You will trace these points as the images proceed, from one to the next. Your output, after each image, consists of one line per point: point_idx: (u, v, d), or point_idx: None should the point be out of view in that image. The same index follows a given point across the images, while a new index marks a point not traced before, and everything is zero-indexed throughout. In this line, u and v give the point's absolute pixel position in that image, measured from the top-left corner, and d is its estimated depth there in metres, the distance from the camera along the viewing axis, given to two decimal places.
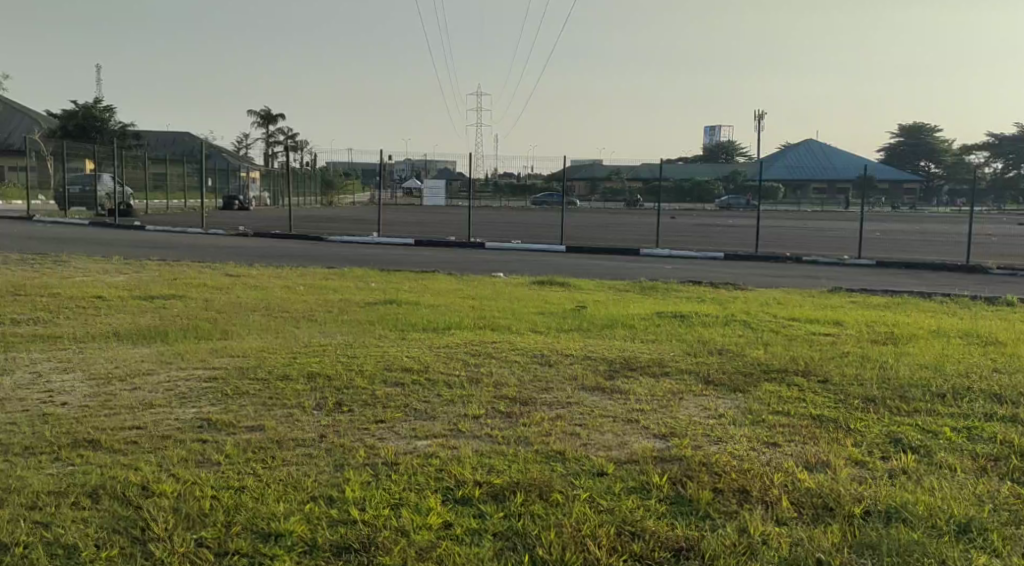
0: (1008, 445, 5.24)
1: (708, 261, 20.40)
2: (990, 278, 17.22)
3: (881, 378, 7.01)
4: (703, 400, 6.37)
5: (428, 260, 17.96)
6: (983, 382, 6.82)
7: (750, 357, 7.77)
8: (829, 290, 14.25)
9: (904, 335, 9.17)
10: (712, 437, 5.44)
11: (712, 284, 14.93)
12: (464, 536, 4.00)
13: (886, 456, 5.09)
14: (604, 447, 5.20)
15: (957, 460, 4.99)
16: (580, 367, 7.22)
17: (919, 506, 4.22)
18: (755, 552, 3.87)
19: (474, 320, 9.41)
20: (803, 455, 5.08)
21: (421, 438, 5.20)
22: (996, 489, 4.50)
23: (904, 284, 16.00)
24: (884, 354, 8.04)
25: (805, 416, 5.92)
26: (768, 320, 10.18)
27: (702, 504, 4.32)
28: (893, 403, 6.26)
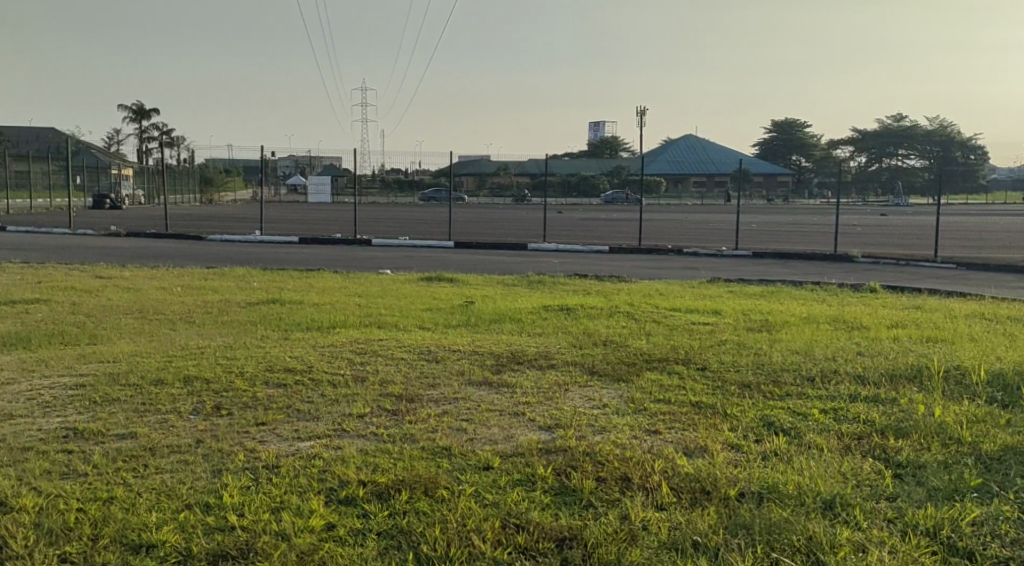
0: (871, 424, 5.55)
1: (592, 255, 20.74)
2: (855, 266, 18.17)
3: (755, 363, 7.31)
4: (588, 390, 6.50)
5: (312, 258, 17.66)
6: (849, 365, 7.19)
7: (633, 348, 7.98)
8: (708, 281, 14.73)
9: (777, 323, 9.58)
10: (596, 426, 5.56)
11: (597, 277, 15.21)
12: (347, 537, 3.97)
13: (759, 439, 5.31)
14: (491, 441, 5.25)
15: (824, 440, 5.25)
16: (467, 362, 7.25)
17: (789, 486, 4.42)
18: (635, 537, 3.96)
19: (361, 318, 9.34)
20: (682, 442, 5.25)
21: (303, 439, 5.13)
22: (860, 466, 4.75)
23: (778, 273, 16.66)
24: (758, 340, 8.40)
25: (685, 403, 6.12)
26: (650, 311, 10.48)
27: (586, 494, 4.41)
28: (767, 387, 6.53)
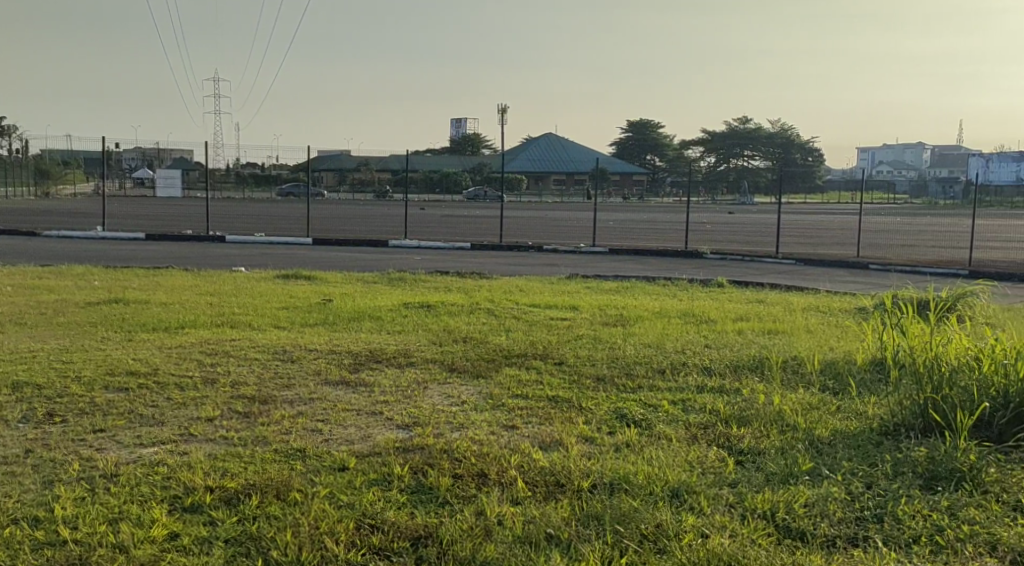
0: (716, 414, 5.79)
1: (452, 252, 20.75)
2: (705, 262, 18.95)
3: (610, 357, 7.51)
4: (446, 387, 6.50)
5: (159, 255, 16.90)
6: (697, 357, 7.49)
7: (492, 344, 8.04)
8: (566, 277, 15.02)
9: (631, 317, 9.86)
10: (454, 423, 5.57)
11: (458, 273, 15.23)
12: (192, 546, 3.82)
13: (612, 431, 5.46)
14: (346, 441, 5.17)
15: (673, 430, 5.44)
16: (324, 361, 7.12)
17: (639, 476, 4.56)
18: (490, 533, 3.98)
19: (212, 317, 9.01)
20: (539, 436, 5.33)
21: (147, 445, 4.90)
22: (705, 454, 4.95)
23: (632, 269, 17.16)
24: (614, 335, 8.63)
25: (542, 398, 6.21)
26: (510, 307, 10.60)
27: (442, 492, 4.41)
28: (620, 381, 6.72)
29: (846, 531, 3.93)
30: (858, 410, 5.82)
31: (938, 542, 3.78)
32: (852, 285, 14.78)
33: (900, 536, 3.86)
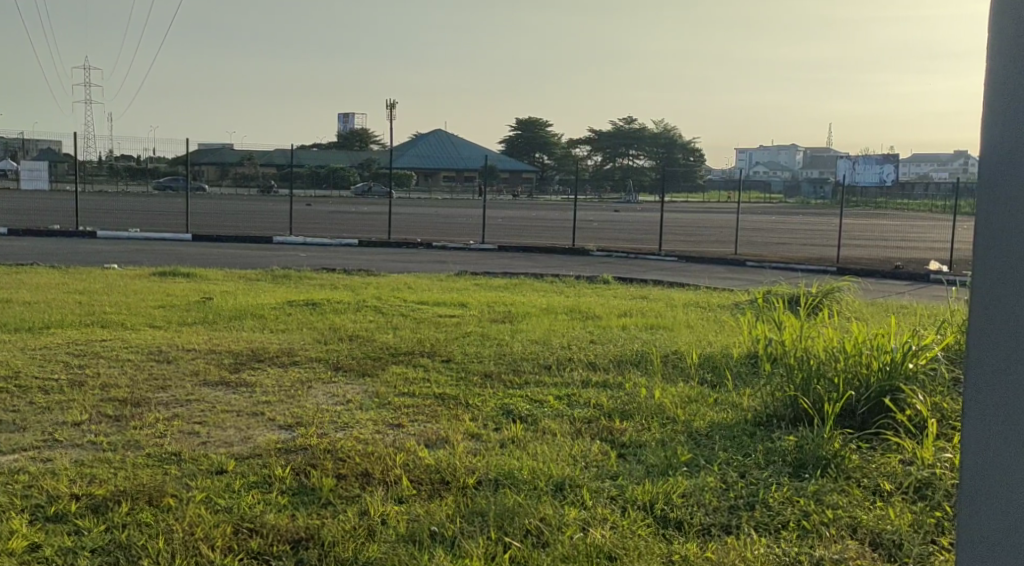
0: (600, 408, 5.88)
1: (339, 249, 20.44)
2: (591, 259, 19.28)
3: (497, 354, 7.53)
4: (331, 387, 6.39)
5: (23, 253, 16.00)
6: (582, 353, 7.59)
7: (379, 342, 7.94)
8: (454, 274, 15.01)
9: (519, 314, 9.92)
10: (338, 423, 5.47)
11: (344, 271, 15.00)
12: (54, 557, 3.62)
13: (498, 427, 5.48)
14: (225, 444, 5.01)
15: (557, 425, 5.50)
16: (202, 361, 6.88)
17: (524, 471, 4.59)
18: (373, 533, 3.92)
19: (81, 317, 8.60)
20: (424, 434, 5.30)
21: (7, 453, 4.63)
22: (588, 448, 5.03)
23: (520, 266, 17.27)
24: (501, 331, 8.66)
25: (429, 396, 6.17)
26: (397, 305, 10.50)
27: (325, 492, 4.33)
28: (507, 377, 6.75)
29: (720, 520, 4.05)
30: (734, 402, 6.02)
31: (805, 526, 3.94)
32: (730, 282, 15.28)
33: (770, 522, 4.01)
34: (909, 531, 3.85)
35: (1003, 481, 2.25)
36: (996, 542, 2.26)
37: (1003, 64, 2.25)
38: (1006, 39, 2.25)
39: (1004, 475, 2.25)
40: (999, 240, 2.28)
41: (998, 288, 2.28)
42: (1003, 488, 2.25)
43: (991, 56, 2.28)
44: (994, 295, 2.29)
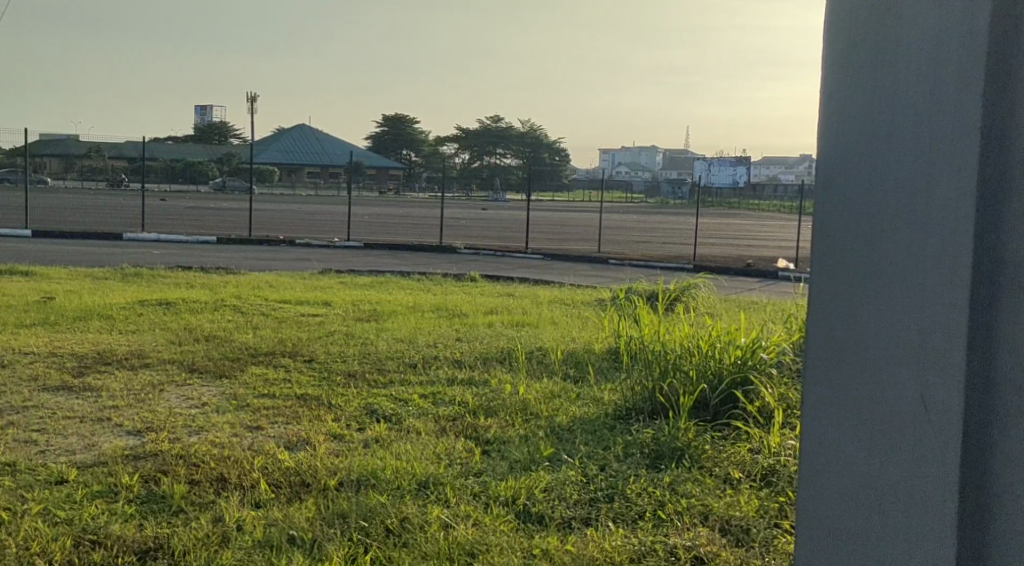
0: (465, 405, 5.88)
1: (197, 246, 19.67)
2: (458, 257, 19.29)
3: (361, 353, 7.42)
4: (186, 389, 6.14)
5: None
6: (448, 350, 7.58)
7: (237, 342, 7.69)
8: (318, 272, 14.70)
9: (384, 312, 9.81)
10: (193, 427, 5.26)
11: (202, 269, 14.45)
12: None
13: (362, 427, 5.39)
14: (67, 452, 4.73)
15: (422, 423, 5.46)
16: (41, 366, 6.47)
17: (387, 471, 4.52)
18: (227, 539, 3.79)
19: None
20: (285, 435, 5.16)
21: None
22: (453, 446, 5.02)
23: (386, 264, 17.08)
24: (366, 330, 8.53)
25: (290, 396, 6.02)
26: (257, 304, 10.19)
27: (176, 499, 4.15)
28: (372, 376, 6.66)
29: (580, 513, 4.11)
30: (595, 396, 6.14)
31: (659, 516, 4.04)
32: (593, 279, 15.57)
33: (627, 513, 4.10)
34: (754, 517, 4.01)
35: (836, 461, 2.43)
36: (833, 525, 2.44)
37: (837, 74, 2.43)
38: (841, 47, 2.42)
39: (837, 456, 2.42)
40: (833, 238, 2.47)
41: (834, 283, 2.46)
42: (835, 468, 2.43)
43: (827, 65, 2.46)
44: (832, 289, 2.47)
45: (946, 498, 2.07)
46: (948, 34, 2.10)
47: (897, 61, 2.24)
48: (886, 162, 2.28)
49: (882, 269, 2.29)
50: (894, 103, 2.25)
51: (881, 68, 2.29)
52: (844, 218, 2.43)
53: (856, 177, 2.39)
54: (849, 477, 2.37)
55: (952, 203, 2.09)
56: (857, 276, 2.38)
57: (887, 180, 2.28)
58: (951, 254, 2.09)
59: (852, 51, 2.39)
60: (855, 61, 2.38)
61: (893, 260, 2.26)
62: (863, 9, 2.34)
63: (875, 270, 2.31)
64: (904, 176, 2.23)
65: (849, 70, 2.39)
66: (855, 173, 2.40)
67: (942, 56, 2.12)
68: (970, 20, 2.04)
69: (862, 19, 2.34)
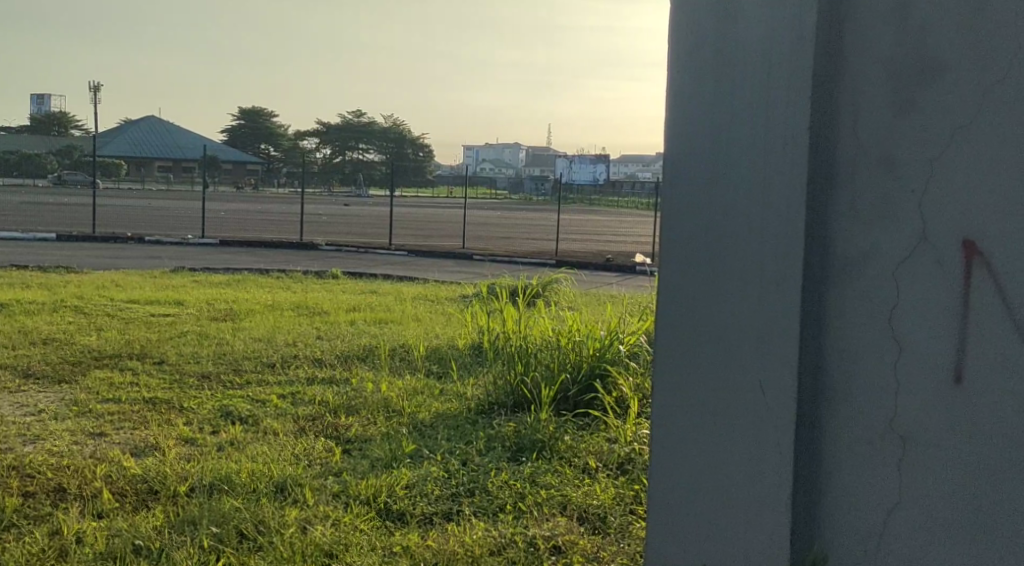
0: (324, 404, 5.76)
1: (33, 245, 18.42)
2: (320, 254, 18.87)
3: (216, 353, 7.16)
4: (21, 396, 5.75)
5: None
6: (309, 349, 7.41)
7: (79, 345, 7.26)
8: (169, 270, 14.05)
9: (241, 311, 9.50)
10: (28, 436, 4.93)
11: (38, 268, 13.54)
12: None
13: (215, 430, 5.20)
14: None
15: (279, 424, 5.31)
16: None
17: (241, 474, 4.37)
18: (65, 553, 3.57)
19: None
20: (131, 441, 4.92)
21: None
22: (312, 446, 4.91)
23: (242, 262, 16.52)
24: (222, 330, 8.23)
25: (137, 401, 5.74)
26: (101, 304, 9.66)
27: (9, 513, 3.89)
28: (227, 377, 6.43)
29: (441, 508, 4.10)
30: (458, 391, 6.14)
31: (519, 508, 4.08)
32: (457, 275, 15.58)
33: (488, 506, 4.11)
34: (611, 505, 4.10)
35: (681, 437, 2.71)
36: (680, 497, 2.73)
37: (683, 76, 2.64)
38: (682, 53, 2.66)
39: (682, 432, 2.71)
40: (680, 233, 2.68)
41: (681, 275, 2.68)
42: (681, 445, 2.72)
43: (671, 68, 2.67)
44: (679, 281, 2.69)
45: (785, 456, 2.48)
46: (780, 44, 2.46)
47: (738, 64, 2.54)
48: (730, 158, 2.57)
49: (730, 256, 2.58)
50: (737, 105, 2.54)
51: (725, 71, 2.56)
52: (691, 213, 2.65)
53: (699, 170, 2.64)
54: (703, 453, 2.66)
55: (788, 196, 2.46)
56: (701, 264, 2.64)
57: (729, 177, 2.57)
58: (786, 246, 2.48)
59: (692, 54, 2.63)
60: (695, 62, 2.63)
61: (737, 247, 2.57)
62: (703, 13, 2.59)
63: (721, 258, 2.60)
64: (743, 172, 2.55)
65: (693, 73, 2.62)
66: (701, 167, 2.63)
67: (775, 62, 2.47)
68: (801, 32, 2.42)
69: (702, 25, 2.60)
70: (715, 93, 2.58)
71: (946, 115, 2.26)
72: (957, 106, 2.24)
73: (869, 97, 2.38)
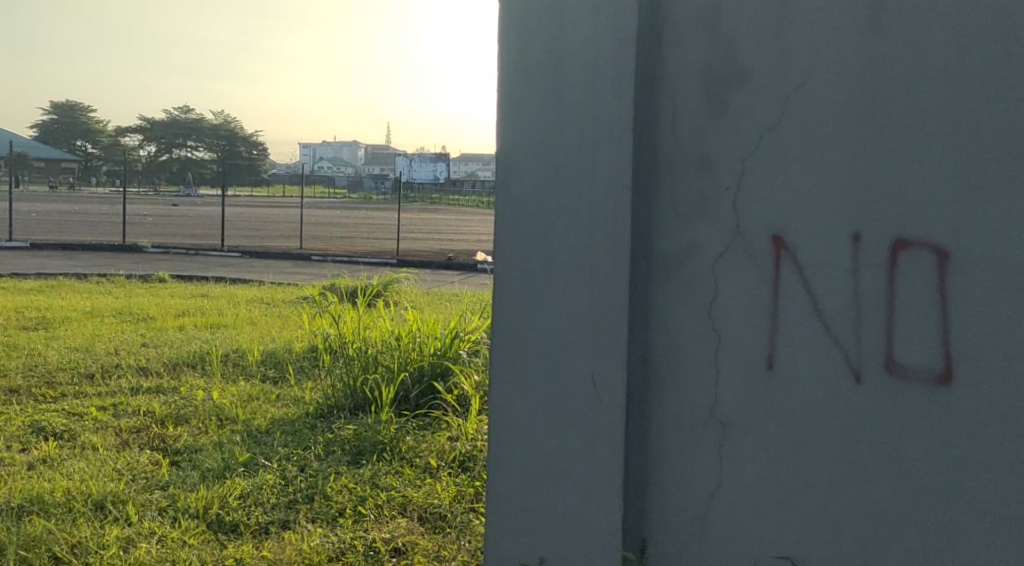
0: (150, 415, 5.46)
1: None
2: (145, 257, 17.93)
3: (26, 365, 6.65)
4: None
5: None
6: (132, 357, 7.01)
7: None
8: None
9: (55, 319, 8.88)
10: None
11: None
12: None
13: (25, 449, 4.83)
14: None
15: (99, 438, 5.00)
16: None
17: (55, 494, 4.08)
18: None
19: None
20: None
21: None
22: (136, 460, 4.64)
23: (59, 266, 15.46)
24: (33, 340, 7.66)
25: None
26: None
27: None
28: (39, 390, 5.99)
29: (278, 517, 3.97)
30: (295, 395, 5.97)
31: (359, 511, 4.01)
32: (294, 277, 15.19)
33: (326, 512, 4.02)
34: (451, 503, 4.10)
35: (518, 432, 2.75)
36: (519, 494, 2.76)
37: (511, 74, 2.67)
38: (512, 52, 2.68)
39: (519, 426, 2.75)
40: (513, 228, 2.72)
41: (514, 273, 2.72)
42: (518, 440, 2.75)
43: (501, 69, 2.71)
44: (512, 275, 2.73)
45: (616, 444, 2.56)
46: (604, 45, 2.52)
47: (564, 63, 2.59)
48: (559, 157, 2.62)
49: (559, 254, 2.63)
50: (564, 103, 2.60)
51: (552, 71, 2.61)
52: (522, 210, 2.69)
53: (531, 170, 2.67)
54: (539, 447, 2.70)
55: (615, 194, 2.53)
56: (535, 262, 2.68)
57: (560, 176, 2.62)
58: (613, 242, 2.54)
59: (522, 53, 2.66)
60: (526, 61, 2.66)
61: (567, 245, 2.62)
62: (532, 15, 2.64)
63: (553, 255, 2.64)
64: (574, 170, 2.60)
65: (522, 73, 2.67)
66: (532, 166, 2.67)
67: (600, 64, 2.54)
68: (623, 32, 2.50)
69: (532, 25, 2.64)
70: (545, 92, 2.63)
71: (754, 116, 2.39)
72: (764, 108, 2.37)
73: (689, 98, 2.50)
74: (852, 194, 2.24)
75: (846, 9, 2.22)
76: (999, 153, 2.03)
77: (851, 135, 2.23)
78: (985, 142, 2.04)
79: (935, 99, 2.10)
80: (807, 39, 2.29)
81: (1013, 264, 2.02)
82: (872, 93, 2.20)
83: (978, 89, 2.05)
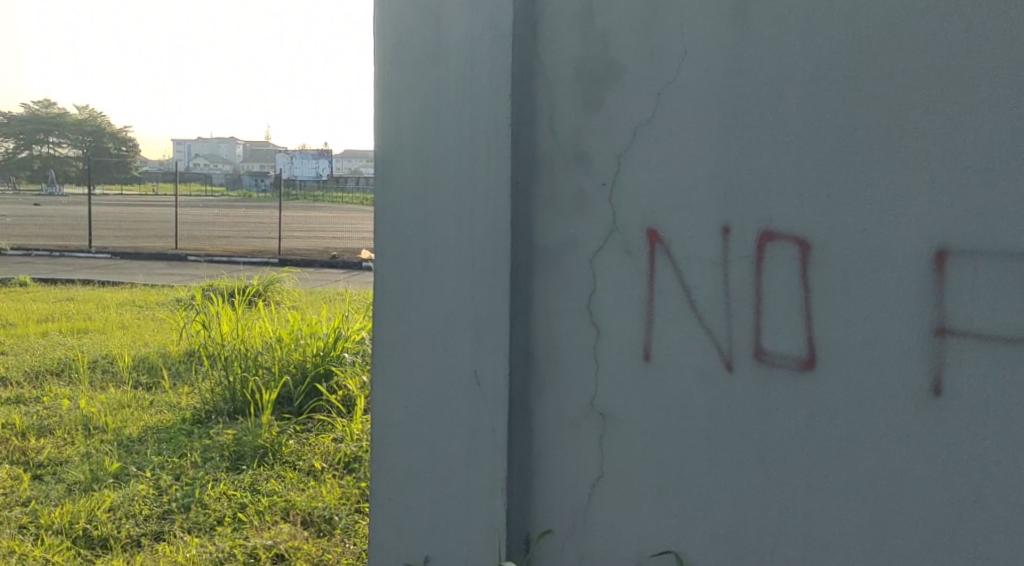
0: (9, 427, 5.16)
1: None
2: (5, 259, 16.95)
3: None
4: None
5: None
6: None
7: None
8: None
9: None
10: None
11: None
12: None
13: None
14: None
15: None
16: None
17: None
18: None
19: None
20: None
21: None
22: None
23: None
24: None
25: None
26: None
27: None
28: None
29: (151, 528, 3.82)
30: (171, 401, 5.75)
31: (238, 519, 3.89)
32: (169, 278, 14.65)
33: (204, 521, 3.89)
34: (336, 505, 4.02)
35: (402, 431, 2.72)
36: (405, 494, 2.73)
37: (388, 70, 2.64)
38: (388, 47, 2.65)
39: (402, 425, 2.72)
40: (392, 224, 2.69)
41: (395, 271, 2.68)
42: (402, 438, 2.72)
43: (378, 64, 2.67)
44: (392, 272, 2.70)
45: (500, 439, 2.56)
46: (481, 42, 2.53)
47: (441, 59, 2.58)
48: (437, 154, 2.60)
49: (439, 251, 2.61)
50: (441, 100, 2.58)
51: (430, 66, 2.59)
52: (401, 207, 2.66)
53: (410, 167, 2.65)
54: (424, 446, 2.68)
55: (494, 190, 2.54)
56: (416, 260, 2.65)
57: (439, 172, 2.60)
58: (493, 238, 2.55)
59: (399, 49, 2.63)
60: (403, 57, 2.63)
61: (447, 241, 2.60)
62: (408, 11, 2.61)
63: (434, 253, 2.62)
64: (452, 166, 2.58)
65: (399, 68, 2.64)
66: (410, 162, 2.64)
67: (477, 60, 2.54)
68: (499, 29, 2.50)
69: (408, 21, 2.61)
70: (423, 87, 2.60)
71: (627, 113, 2.43)
72: (637, 104, 2.42)
73: (566, 95, 2.52)
74: (721, 189, 2.31)
75: (714, 9, 2.29)
76: (858, 149, 2.12)
77: (719, 131, 2.30)
78: (844, 138, 2.13)
79: (797, 98, 2.18)
80: (677, 37, 2.34)
81: (869, 255, 2.12)
82: (738, 90, 2.27)
83: (836, 88, 2.13)
